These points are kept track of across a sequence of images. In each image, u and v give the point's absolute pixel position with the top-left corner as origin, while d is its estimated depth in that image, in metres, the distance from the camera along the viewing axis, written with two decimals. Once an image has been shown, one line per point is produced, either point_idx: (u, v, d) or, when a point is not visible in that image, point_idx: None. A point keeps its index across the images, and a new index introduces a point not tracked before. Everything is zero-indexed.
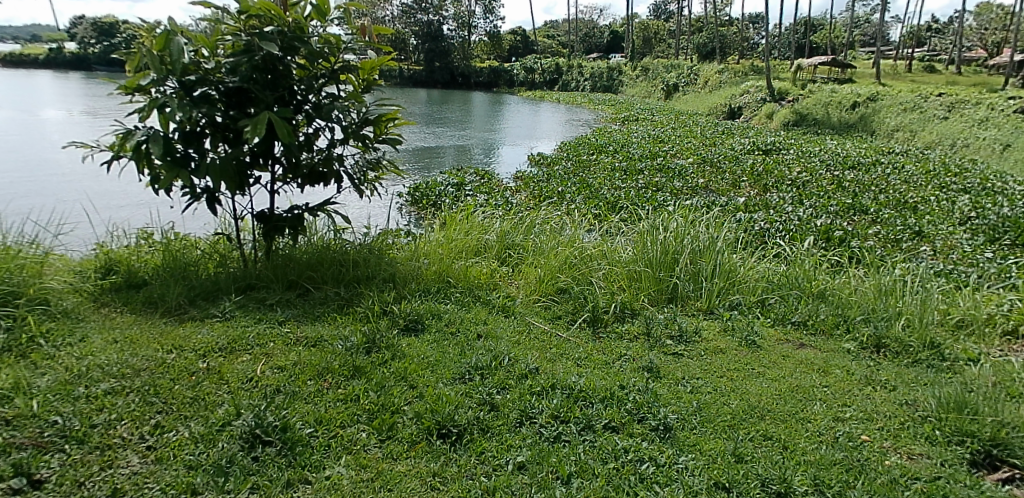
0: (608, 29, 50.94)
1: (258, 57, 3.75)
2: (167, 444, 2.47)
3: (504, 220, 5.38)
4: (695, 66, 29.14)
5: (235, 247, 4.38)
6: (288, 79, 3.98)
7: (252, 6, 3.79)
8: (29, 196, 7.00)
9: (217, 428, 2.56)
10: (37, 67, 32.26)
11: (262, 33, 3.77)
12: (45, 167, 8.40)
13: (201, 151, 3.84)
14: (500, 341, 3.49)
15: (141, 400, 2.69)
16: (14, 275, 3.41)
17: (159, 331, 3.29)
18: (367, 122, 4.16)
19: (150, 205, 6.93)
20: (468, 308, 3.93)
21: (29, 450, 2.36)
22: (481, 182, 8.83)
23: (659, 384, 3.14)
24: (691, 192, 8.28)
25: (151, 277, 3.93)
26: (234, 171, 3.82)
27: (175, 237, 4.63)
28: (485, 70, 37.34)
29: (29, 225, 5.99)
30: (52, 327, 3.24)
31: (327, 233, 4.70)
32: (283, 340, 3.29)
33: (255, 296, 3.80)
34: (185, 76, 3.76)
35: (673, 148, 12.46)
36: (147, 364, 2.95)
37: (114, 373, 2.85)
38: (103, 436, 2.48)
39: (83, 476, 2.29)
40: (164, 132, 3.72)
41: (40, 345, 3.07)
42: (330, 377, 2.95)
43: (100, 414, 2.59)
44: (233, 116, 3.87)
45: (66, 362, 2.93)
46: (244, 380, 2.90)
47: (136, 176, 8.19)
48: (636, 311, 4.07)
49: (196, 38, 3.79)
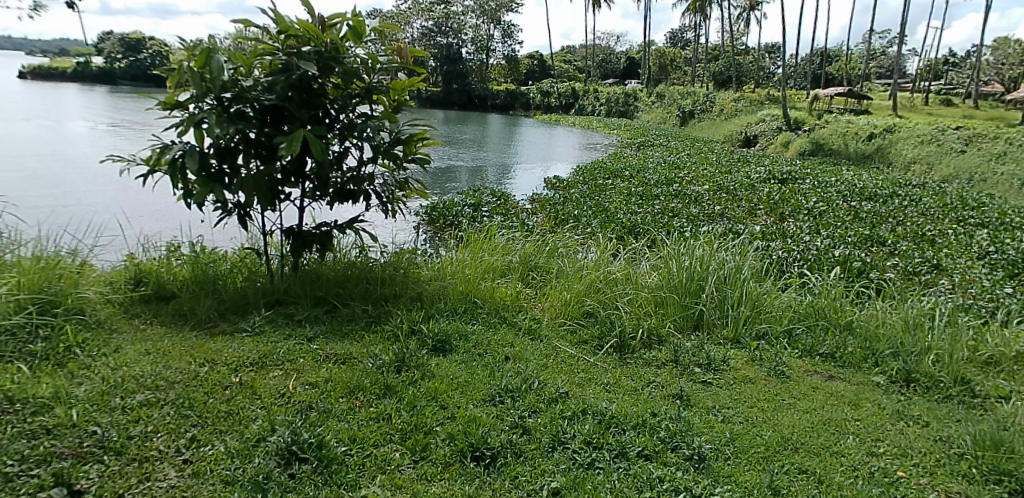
0: (624, 56, 51.41)
1: (295, 76, 3.82)
2: (203, 458, 2.46)
3: (528, 242, 5.38)
4: (710, 94, 29.24)
5: (262, 262, 4.41)
6: (323, 98, 4.05)
7: (292, 26, 3.87)
8: (63, 207, 7.10)
9: (252, 443, 2.54)
10: (64, 80, 32.94)
11: (300, 53, 3.85)
12: (77, 180, 8.51)
13: (235, 167, 3.89)
14: (529, 364, 3.47)
15: (176, 413, 2.69)
16: (53, 284, 3.47)
17: (191, 344, 3.30)
18: (397, 142, 4.20)
19: (179, 219, 6.99)
20: (494, 329, 3.92)
21: (70, 460, 2.36)
22: (498, 204, 8.86)
23: (690, 412, 3.12)
24: (708, 219, 8.29)
25: (180, 289, 3.97)
26: (267, 186, 3.87)
27: (203, 249, 4.65)
28: (503, 93, 37.81)
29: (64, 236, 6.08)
30: (88, 337, 3.25)
31: (352, 251, 4.72)
32: (312, 356, 3.29)
33: (284, 311, 3.82)
34: (222, 92, 3.81)
35: (689, 174, 12.50)
36: (181, 376, 2.96)
37: (148, 384, 2.86)
38: (140, 448, 2.48)
39: (122, 488, 2.29)
40: (200, 147, 3.77)
41: (76, 355, 3.09)
42: (361, 396, 2.94)
43: (136, 426, 2.58)
44: (268, 133, 3.92)
45: (102, 373, 2.93)
46: (277, 396, 2.90)
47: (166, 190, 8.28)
48: (663, 338, 4.04)
49: (234, 55, 3.82)
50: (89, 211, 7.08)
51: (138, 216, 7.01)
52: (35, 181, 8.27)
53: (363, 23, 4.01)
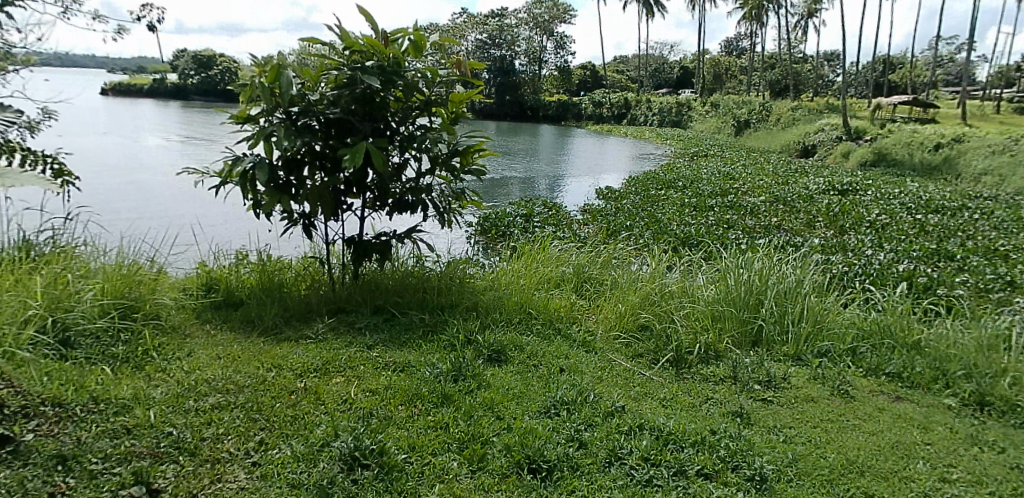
0: (677, 65, 50.85)
1: (359, 89, 3.94)
2: (271, 461, 2.54)
3: (581, 253, 5.38)
4: (765, 103, 28.62)
5: (324, 270, 4.54)
6: (384, 111, 4.17)
7: (357, 42, 4.00)
8: (141, 216, 7.51)
9: (317, 448, 2.62)
10: (138, 95, 34.79)
11: (364, 67, 3.96)
12: (154, 191, 8.99)
13: (301, 178, 4.02)
14: (584, 376, 3.46)
15: (245, 416, 2.80)
16: (133, 291, 3.73)
17: (259, 349, 3.43)
18: (455, 153, 4.27)
19: (246, 227, 7.30)
20: (549, 340, 3.93)
21: (148, 459, 2.48)
22: (550, 214, 8.88)
23: (750, 430, 3.05)
24: (764, 231, 8.11)
25: (248, 296, 4.14)
26: (330, 196, 4.00)
27: (269, 257, 4.81)
28: (554, 103, 37.92)
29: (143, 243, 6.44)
30: (163, 341, 3.44)
31: (409, 261, 4.82)
32: (372, 363, 3.36)
33: (345, 319, 3.92)
34: (290, 107, 4.01)
35: (745, 185, 12.25)
36: (250, 381, 3.07)
37: (219, 387, 2.99)
38: (212, 449, 2.58)
39: (195, 488, 2.38)
40: (269, 159, 3.91)
41: (153, 358, 3.25)
42: (419, 404, 2.99)
43: (208, 428, 2.70)
44: (332, 145, 4.05)
45: (177, 376, 3.08)
46: (340, 402, 2.97)
47: (235, 200, 8.66)
48: (720, 353, 3.97)
49: (301, 71, 4.00)
50: (165, 220, 7.48)
51: (209, 225, 7.36)
52: (116, 191, 8.79)
53: (424, 37, 4.10)
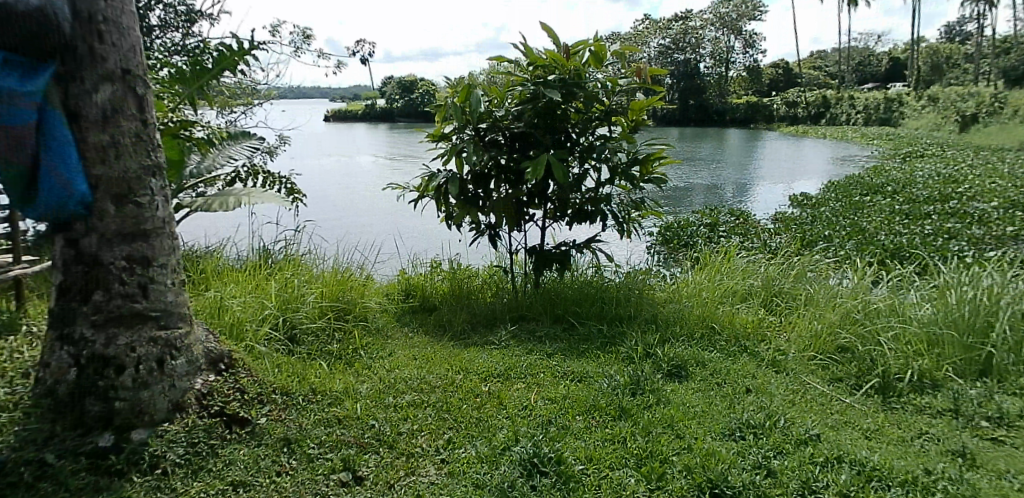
0: (887, 56, 45.71)
1: (541, 103, 4.07)
2: (457, 460, 2.72)
3: (771, 265, 5.05)
4: (1001, 93, 24.66)
5: (508, 279, 4.80)
6: (565, 122, 4.26)
7: (540, 57, 4.14)
8: (354, 226, 8.53)
9: (499, 451, 2.75)
10: (352, 119, 39.18)
11: (546, 81, 4.09)
12: (365, 203, 10.13)
13: (487, 191, 4.27)
14: (773, 398, 3.24)
15: (436, 415, 3.05)
16: (346, 294, 4.35)
17: (449, 352, 3.73)
18: (635, 162, 4.23)
19: (440, 237, 7.95)
20: (734, 358, 3.73)
21: (354, 448, 2.81)
22: (737, 223, 8.42)
23: (977, 474, 2.64)
24: (1000, 242, 6.97)
25: (440, 302, 4.58)
26: (514, 208, 4.19)
27: (459, 266, 5.21)
28: (742, 106, 35.96)
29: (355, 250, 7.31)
30: (369, 340, 3.97)
31: (588, 270, 4.92)
32: (551, 372, 3.46)
33: (527, 326, 4.10)
34: (479, 123, 4.23)
35: (974, 189, 10.63)
36: (440, 382, 3.34)
37: (415, 386, 3.31)
38: (407, 443, 2.84)
39: (392, 479, 2.62)
40: (460, 174, 4.20)
41: (361, 355, 3.75)
42: (597, 416, 3.01)
43: (404, 423, 2.99)
44: (516, 159, 4.23)
45: (379, 373, 3.51)
46: (520, 407, 3.09)
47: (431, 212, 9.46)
48: (939, 382, 3.48)
49: (489, 89, 4.24)
50: (373, 230, 8.39)
51: (409, 235, 8.12)
52: (336, 204, 10.06)
53: (604, 47, 4.15)
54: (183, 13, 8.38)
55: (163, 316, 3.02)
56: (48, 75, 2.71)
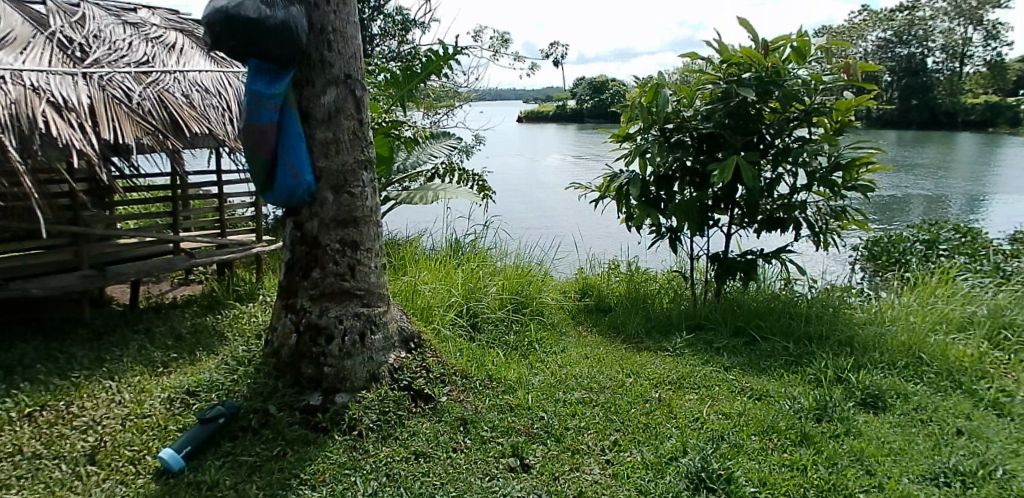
0: None
1: (731, 102, 4.48)
2: (622, 463, 2.89)
3: (1003, 291, 4.47)
4: None
5: (686, 287, 5.30)
6: (759, 124, 4.61)
7: (735, 55, 4.53)
8: (539, 222, 9.02)
9: (664, 459, 2.88)
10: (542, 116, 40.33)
11: (739, 80, 4.47)
12: (550, 200, 10.51)
13: (669, 193, 4.87)
14: (992, 443, 2.85)
15: (604, 415, 3.33)
16: (524, 289, 5.10)
17: (620, 355, 4.18)
18: (836, 167, 4.41)
19: (621, 238, 8.11)
20: (945, 394, 3.37)
21: (524, 436, 3.17)
22: (967, 239, 6.91)
23: None
24: None
25: (615, 303, 5.30)
26: (696, 211, 4.69)
27: (634, 268, 5.77)
28: (980, 104, 30.56)
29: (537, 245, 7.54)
30: (544, 336, 4.58)
31: (776, 283, 5.11)
32: (727, 386, 3.59)
33: (704, 337, 4.39)
34: (666, 124, 4.81)
35: None
36: (610, 383, 3.70)
37: (584, 385, 3.70)
38: (573, 439, 3.12)
39: (558, 471, 2.86)
40: (643, 177, 4.88)
41: (535, 349, 4.38)
42: (775, 438, 2.98)
43: (571, 419, 3.30)
44: (701, 162, 4.77)
45: (552, 367, 4.01)
46: (691, 419, 3.23)
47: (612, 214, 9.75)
48: None
49: (678, 89, 4.75)
50: (556, 228, 8.62)
51: (590, 235, 8.24)
52: (522, 200, 10.51)
53: (806, 42, 4.41)
54: (400, 22, 9.22)
55: (366, 295, 3.53)
56: (288, 81, 3.22)
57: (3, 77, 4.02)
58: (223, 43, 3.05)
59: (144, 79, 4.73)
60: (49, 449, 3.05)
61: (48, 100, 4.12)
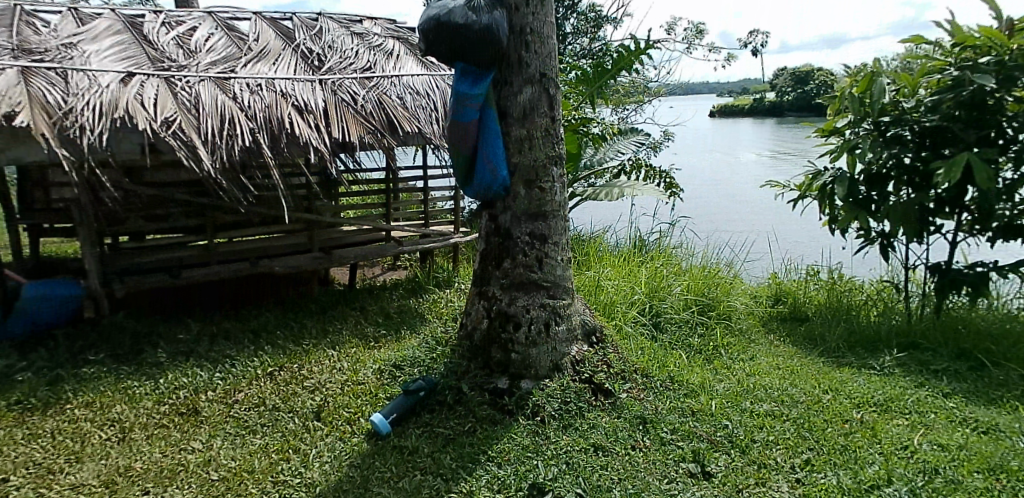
0: None
1: (965, 92, 4.05)
2: (814, 484, 2.77)
3: None
4: None
5: (898, 299, 4.86)
6: (998, 115, 4.12)
7: (972, 36, 4.07)
8: (732, 220, 8.69)
9: (865, 487, 2.71)
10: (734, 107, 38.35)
11: (974, 66, 4.05)
12: (743, 198, 10.09)
13: (883, 194, 4.47)
14: None
15: (796, 432, 3.17)
16: (712, 291, 4.96)
17: (818, 369, 3.92)
18: None
19: (823, 242, 7.52)
20: None
21: (706, 443, 3.11)
22: None
23: None
24: None
25: (814, 313, 4.98)
26: (915, 214, 4.35)
27: (839, 275, 5.32)
28: None
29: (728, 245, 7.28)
30: (731, 341, 4.44)
31: (1010, 300, 4.66)
32: (946, 415, 3.28)
33: (918, 357, 3.98)
34: (881, 117, 4.41)
35: None
36: (804, 398, 3.50)
37: (774, 397, 3.53)
38: (760, 453, 3.02)
39: (742, 484, 2.80)
40: (851, 175, 4.50)
41: (721, 354, 4.27)
42: (1004, 479, 2.70)
43: (759, 432, 3.18)
44: (924, 158, 4.29)
45: (739, 375, 3.87)
46: (899, 447, 2.98)
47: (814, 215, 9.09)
48: None
49: (898, 77, 4.37)
50: (749, 228, 8.24)
51: (786, 236, 7.79)
52: (713, 197, 10.23)
53: None
54: (593, 19, 9.32)
55: (551, 287, 3.66)
56: (489, 81, 3.48)
57: (260, 86, 4.77)
58: (436, 48, 3.40)
59: (367, 83, 5.32)
60: (284, 403, 3.57)
61: (293, 104, 4.81)
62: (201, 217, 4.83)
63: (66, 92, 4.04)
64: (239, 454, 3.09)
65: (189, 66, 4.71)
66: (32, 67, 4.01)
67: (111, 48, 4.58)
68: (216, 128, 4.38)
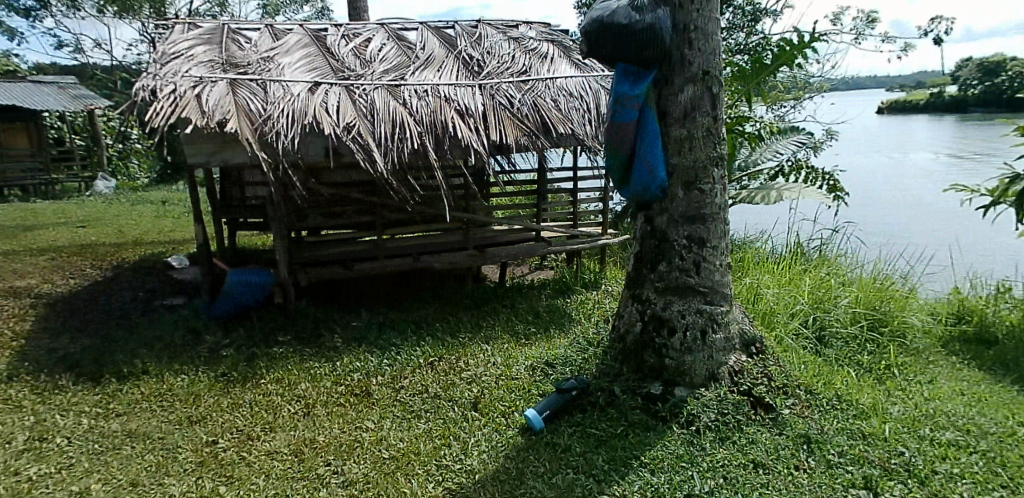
0: None
1: None
2: None
3: None
4: None
5: None
6: None
7: None
8: (906, 227, 7.97)
9: None
10: None
11: None
12: (920, 201, 9.22)
13: None
14: None
15: (987, 466, 2.94)
16: (884, 305, 4.58)
17: (1009, 397, 3.66)
18: None
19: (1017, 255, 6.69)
20: None
21: (879, 470, 2.92)
22: None
23: None
24: None
25: (1004, 334, 4.60)
26: None
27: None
28: None
29: (901, 254, 6.67)
30: (907, 362, 4.07)
31: None
32: None
33: None
34: None
35: None
36: (995, 429, 3.24)
37: (960, 425, 3.26)
38: (942, 485, 2.81)
39: None
40: None
41: (895, 374, 3.92)
42: None
43: (942, 463, 2.96)
44: None
45: (916, 399, 3.57)
46: None
47: (1007, 222, 8.10)
48: None
49: None
50: (927, 236, 7.52)
51: (971, 247, 6.99)
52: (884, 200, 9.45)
53: None
54: (750, 13, 8.89)
55: (708, 292, 3.56)
56: (650, 81, 3.42)
57: (425, 92, 5.07)
58: (598, 49, 3.40)
59: (522, 86, 5.46)
60: (444, 392, 3.77)
61: (455, 108, 5.05)
62: (371, 214, 5.29)
63: (265, 101, 4.54)
64: (406, 436, 3.31)
65: (366, 75, 5.10)
66: (239, 79, 4.58)
67: (302, 60, 5.08)
68: (388, 132, 4.71)
